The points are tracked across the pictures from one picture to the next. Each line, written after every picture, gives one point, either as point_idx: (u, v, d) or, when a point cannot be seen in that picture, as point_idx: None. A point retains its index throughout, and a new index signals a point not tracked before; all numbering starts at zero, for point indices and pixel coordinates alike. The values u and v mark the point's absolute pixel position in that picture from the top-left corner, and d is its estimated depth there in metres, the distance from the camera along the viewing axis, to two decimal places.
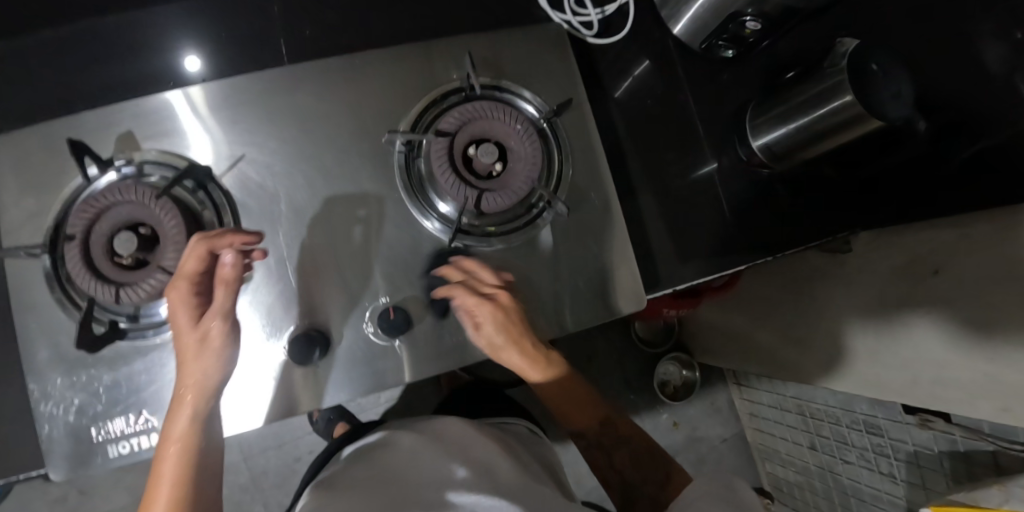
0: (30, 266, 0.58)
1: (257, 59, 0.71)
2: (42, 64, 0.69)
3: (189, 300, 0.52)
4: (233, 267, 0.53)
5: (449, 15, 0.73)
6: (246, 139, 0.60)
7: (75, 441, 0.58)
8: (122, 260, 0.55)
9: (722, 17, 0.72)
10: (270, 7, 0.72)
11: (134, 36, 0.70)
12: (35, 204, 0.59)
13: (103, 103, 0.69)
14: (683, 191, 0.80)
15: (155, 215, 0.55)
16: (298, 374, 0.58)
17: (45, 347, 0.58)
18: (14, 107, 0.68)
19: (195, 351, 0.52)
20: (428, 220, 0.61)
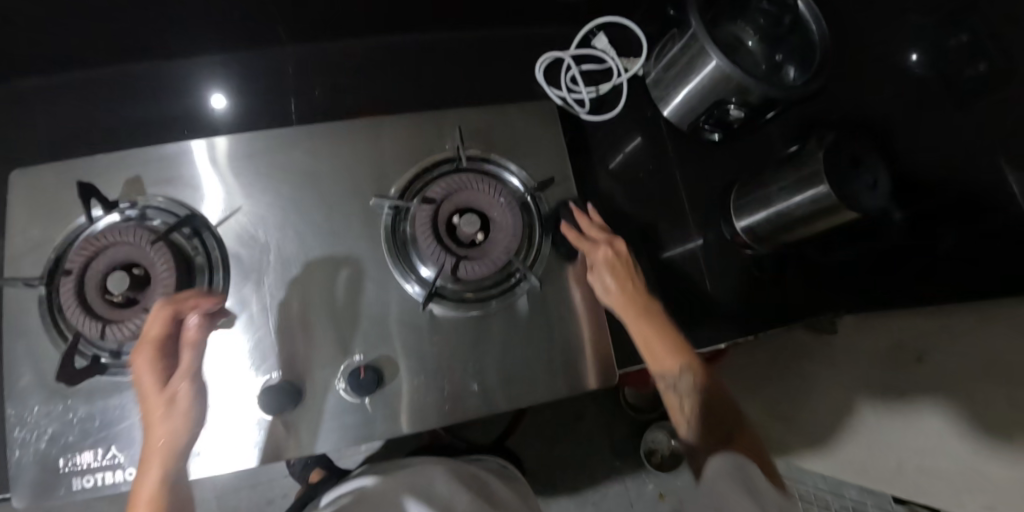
0: (28, 295, 0.61)
1: (268, 115, 0.76)
2: (68, 106, 0.74)
3: (155, 363, 0.54)
4: (198, 329, 0.55)
5: (452, 85, 0.78)
6: (243, 191, 0.63)
7: (42, 469, 0.59)
8: (111, 297, 0.58)
9: (708, 102, 0.76)
10: (287, 68, 0.77)
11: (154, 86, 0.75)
12: (41, 235, 0.62)
13: (118, 144, 0.73)
14: (669, 260, 0.81)
15: (149, 258, 0.58)
16: (273, 419, 0.59)
17: (27, 372, 0.60)
18: (41, 146, 0.73)
19: (162, 412, 0.53)
20: (407, 283, 0.63)
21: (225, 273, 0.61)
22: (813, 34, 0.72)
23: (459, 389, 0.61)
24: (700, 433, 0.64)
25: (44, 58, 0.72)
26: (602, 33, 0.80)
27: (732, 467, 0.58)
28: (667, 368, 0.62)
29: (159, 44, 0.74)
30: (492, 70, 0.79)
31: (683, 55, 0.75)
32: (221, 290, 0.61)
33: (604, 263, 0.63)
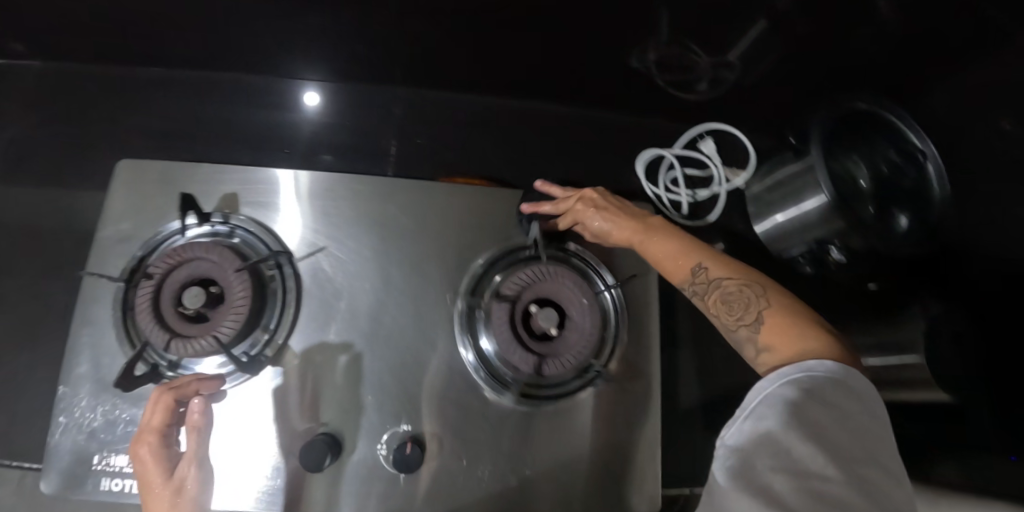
0: (106, 287, 0.62)
1: (369, 152, 0.83)
2: (198, 106, 0.84)
3: (159, 452, 0.51)
4: (202, 411, 0.53)
5: (539, 163, 0.84)
6: (328, 232, 0.64)
7: (76, 461, 0.59)
8: (185, 310, 0.57)
9: (810, 236, 0.73)
10: (394, 111, 0.85)
11: (274, 99, 0.85)
12: (130, 229, 0.63)
13: (231, 150, 0.82)
14: (721, 369, 0.80)
15: (227, 278, 0.58)
16: (290, 455, 0.57)
17: (87, 362, 0.60)
18: (180, 140, 0.82)
19: (170, 504, 0.49)
20: (464, 350, 0.62)
21: (296, 308, 0.61)
22: (934, 198, 0.67)
23: (499, 475, 0.59)
24: (749, 346, 0.51)
25: (204, 61, 0.83)
26: (709, 138, 0.79)
27: (785, 390, 0.42)
28: (680, 275, 0.57)
29: (288, 67, 0.82)
30: (579, 154, 0.85)
31: (792, 177, 0.72)
32: (288, 327, 0.60)
33: (580, 209, 0.64)
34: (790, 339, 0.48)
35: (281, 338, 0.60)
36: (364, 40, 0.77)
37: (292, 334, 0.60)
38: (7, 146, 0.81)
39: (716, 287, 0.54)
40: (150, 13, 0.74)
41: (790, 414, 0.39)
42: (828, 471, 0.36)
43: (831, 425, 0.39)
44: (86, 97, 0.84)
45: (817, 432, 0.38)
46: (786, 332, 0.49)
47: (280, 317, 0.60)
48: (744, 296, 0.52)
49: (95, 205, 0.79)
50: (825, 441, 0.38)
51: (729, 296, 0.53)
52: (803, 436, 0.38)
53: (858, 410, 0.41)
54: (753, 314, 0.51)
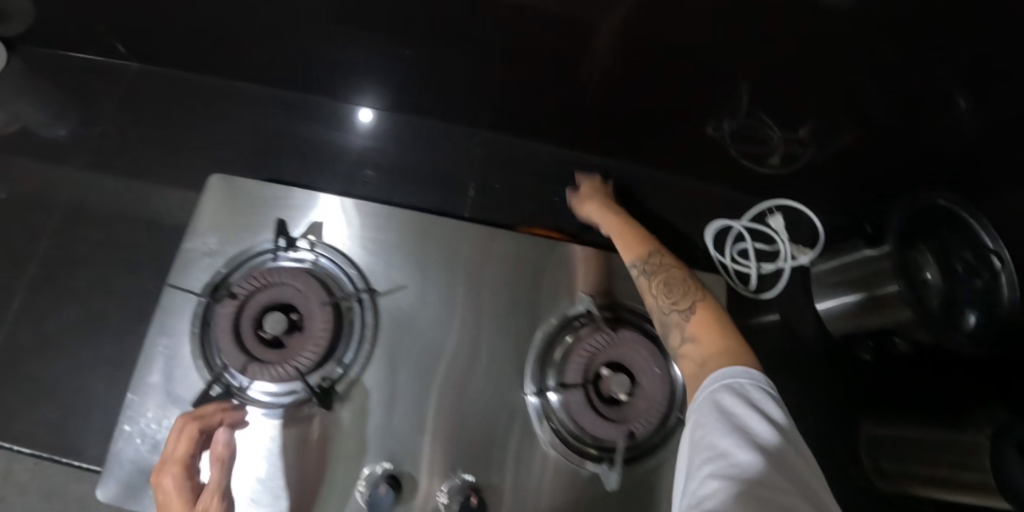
0: (186, 300, 0.61)
1: (448, 189, 0.85)
2: (291, 124, 0.88)
3: (181, 485, 0.49)
4: (227, 442, 0.52)
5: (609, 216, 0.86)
6: (412, 272, 0.65)
7: (138, 472, 0.56)
8: (267, 336, 0.57)
9: (873, 326, 0.74)
10: (476, 151, 0.88)
11: (364, 127, 0.89)
12: (215, 244, 0.63)
13: (317, 170, 0.85)
14: None
15: (313, 309, 0.58)
16: (344, 490, 0.55)
17: (159, 374, 0.58)
18: (270, 154, 0.86)
19: None
20: (529, 392, 0.61)
21: (372, 348, 0.60)
22: (1005, 300, 0.65)
23: None
24: (674, 331, 0.53)
25: (301, 82, 0.88)
26: (777, 214, 0.80)
27: (730, 402, 0.42)
28: (637, 256, 0.62)
29: (384, 98, 0.88)
30: (650, 211, 0.86)
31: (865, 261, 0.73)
32: (363, 361, 0.60)
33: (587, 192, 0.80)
34: (713, 332, 0.50)
35: (354, 372, 0.59)
36: (456, 79, 0.81)
37: (365, 369, 0.60)
38: (102, 142, 0.85)
39: (665, 272, 0.58)
40: (269, 34, 0.79)
41: (736, 429, 0.39)
42: (776, 486, 0.35)
43: (772, 442, 0.39)
44: (181, 103, 0.88)
45: (759, 450, 0.38)
46: (712, 329, 0.51)
47: (355, 353, 0.60)
48: (684, 286, 0.56)
49: (178, 207, 0.81)
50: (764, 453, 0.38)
51: (670, 283, 0.57)
52: (749, 455, 0.37)
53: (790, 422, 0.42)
54: (687, 303, 0.54)
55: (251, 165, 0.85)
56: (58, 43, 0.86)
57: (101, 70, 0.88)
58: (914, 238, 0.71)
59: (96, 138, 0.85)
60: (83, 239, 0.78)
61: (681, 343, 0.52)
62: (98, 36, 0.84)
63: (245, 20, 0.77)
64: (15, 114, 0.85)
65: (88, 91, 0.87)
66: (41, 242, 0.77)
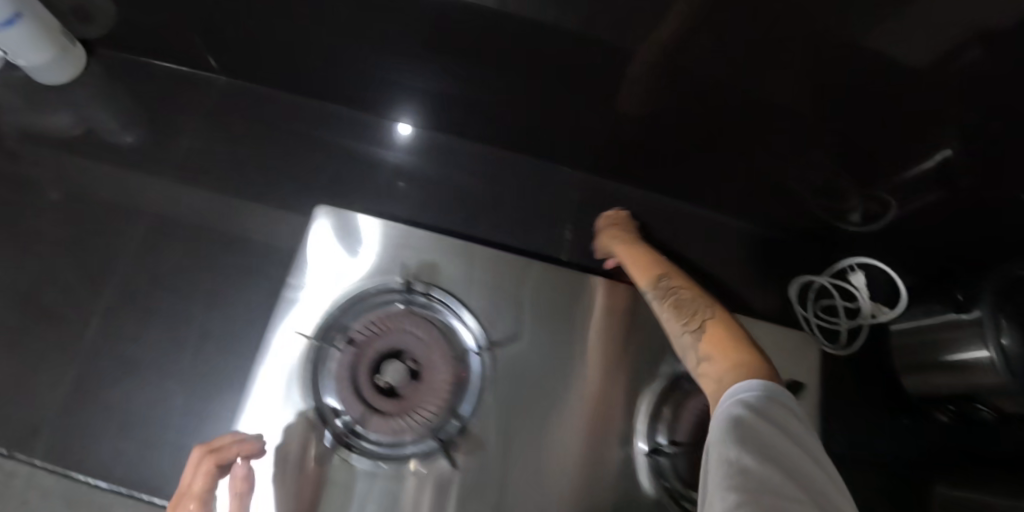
0: (291, 341, 0.56)
1: (542, 228, 0.87)
2: (381, 151, 0.86)
3: None
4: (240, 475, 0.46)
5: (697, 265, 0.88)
6: (525, 322, 0.61)
7: None
8: (383, 385, 0.54)
9: (959, 389, 0.71)
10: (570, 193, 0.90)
11: (456, 158, 0.89)
12: (326, 283, 0.59)
13: (412, 200, 0.84)
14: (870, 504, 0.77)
15: (431, 356, 0.55)
16: None
17: (269, 426, 0.53)
18: (360, 179, 0.83)
19: None
20: (641, 444, 0.58)
21: (490, 402, 0.57)
22: None
23: None
24: (690, 352, 0.53)
25: (398, 107, 0.85)
26: (859, 271, 0.80)
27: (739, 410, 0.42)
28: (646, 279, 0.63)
29: (479, 132, 0.87)
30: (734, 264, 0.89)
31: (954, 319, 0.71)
32: (480, 412, 0.56)
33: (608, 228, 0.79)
34: (728, 349, 0.50)
35: (470, 423, 0.56)
36: (559, 119, 0.80)
37: (481, 420, 0.56)
38: (186, 155, 0.80)
39: (673, 291, 0.59)
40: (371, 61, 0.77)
41: (740, 436, 0.39)
42: (778, 488, 0.36)
43: (777, 447, 0.39)
44: (271, 120, 0.84)
45: (761, 455, 0.38)
46: (726, 346, 0.51)
47: (474, 404, 0.56)
48: (696, 307, 0.56)
49: (265, 231, 0.76)
50: (776, 458, 0.38)
51: (685, 304, 0.57)
52: (753, 461, 0.37)
53: (799, 430, 0.42)
54: (698, 322, 0.54)
55: (342, 190, 0.82)
56: (147, 50, 0.82)
57: (187, 80, 0.84)
58: (1004, 309, 0.64)
59: (181, 151, 0.80)
60: (167, 260, 0.72)
61: (698, 364, 0.52)
62: (190, 46, 0.80)
63: (353, 43, 0.74)
64: (87, 118, 0.81)
65: (174, 101, 0.83)
66: (121, 262, 0.72)
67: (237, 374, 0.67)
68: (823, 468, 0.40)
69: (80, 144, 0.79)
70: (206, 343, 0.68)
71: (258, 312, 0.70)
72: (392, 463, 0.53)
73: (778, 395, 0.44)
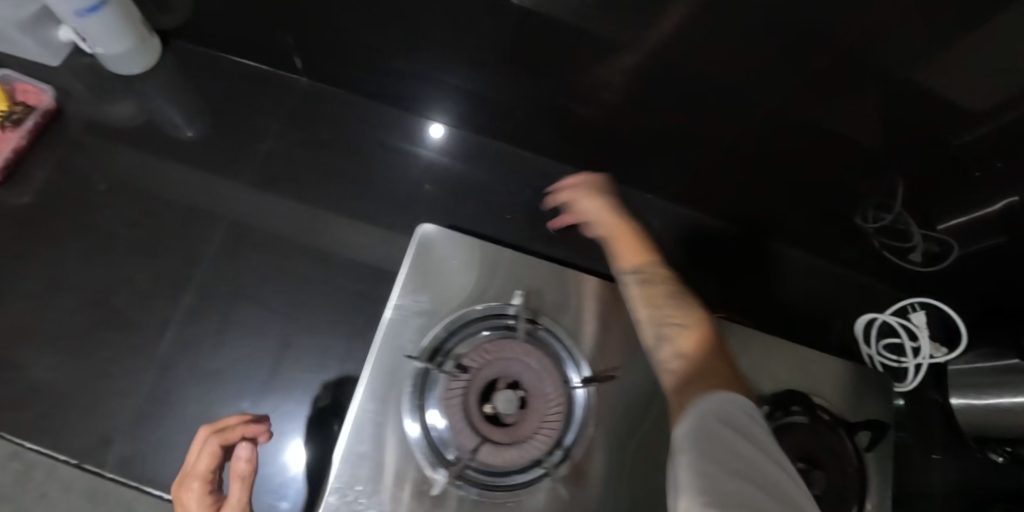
0: (401, 364, 0.55)
1: None
2: (447, 159, 0.87)
3: (199, 502, 0.46)
4: (246, 459, 0.47)
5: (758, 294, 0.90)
6: (628, 352, 0.59)
7: None
8: (490, 411, 0.53)
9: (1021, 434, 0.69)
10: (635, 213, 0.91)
11: (520, 170, 0.89)
12: (428, 303, 0.58)
13: (481, 209, 0.85)
14: None
15: (539, 383, 0.54)
16: None
17: (374, 446, 0.52)
18: (427, 187, 0.84)
19: None
20: None
21: (594, 433, 0.55)
22: None
23: None
24: (666, 355, 0.46)
25: (471, 125, 0.86)
26: (922, 310, 0.80)
27: (700, 418, 0.36)
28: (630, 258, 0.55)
29: (541, 145, 0.87)
30: (795, 294, 0.90)
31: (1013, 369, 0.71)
32: (586, 445, 0.54)
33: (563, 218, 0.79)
34: (706, 356, 0.44)
35: (576, 457, 0.54)
36: (622, 139, 0.81)
37: (587, 454, 0.54)
38: (262, 160, 0.82)
39: (660, 282, 0.52)
40: (428, 67, 0.76)
41: (699, 450, 0.33)
42: (744, 503, 0.29)
43: (729, 445, 0.33)
44: (343, 125, 0.85)
45: (717, 466, 0.31)
46: (704, 353, 0.44)
47: (577, 434, 0.55)
48: (678, 305, 0.49)
49: (341, 245, 0.78)
50: (711, 453, 0.32)
51: (670, 300, 0.50)
52: (703, 469, 0.31)
53: (754, 428, 0.36)
54: (679, 320, 0.48)
55: (414, 204, 0.82)
56: (231, 50, 0.84)
57: (263, 79, 0.85)
58: None
59: (258, 156, 0.82)
60: (249, 266, 0.75)
61: (668, 363, 0.46)
62: (276, 51, 0.81)
63: (429, 56, 0.74)
64: (155, 111, 0.82)
65: (252, 103, 0.84)
66: (205, 264, 0.75)
67: (320, 385, 0.70)
68: (775, 461, 0.33)
69: (159, 139, 0.81)
70: (289, 354, 0.71)
71: (339, 326, 0.73)
72: (498, 493, 0.52)
73: (740, 405, 0.37)
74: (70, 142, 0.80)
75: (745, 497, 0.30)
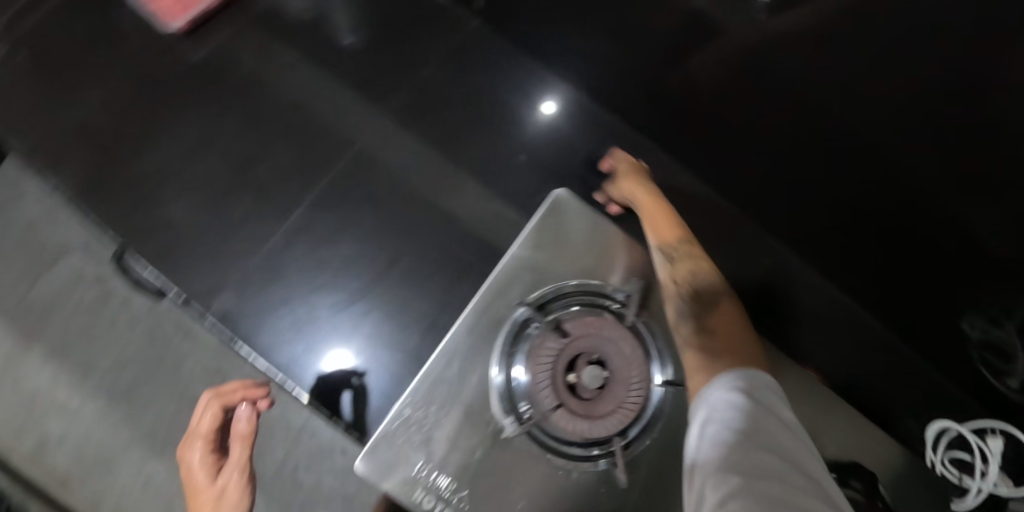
0: (501, 310, 0.58)
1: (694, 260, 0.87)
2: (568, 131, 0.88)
3: (204, 458, 0.64)
4: (247, 422, 0.66)
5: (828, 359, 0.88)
6: None
7: (400, 453, 0.53)
8: (571, 381, 0.54)
9: None
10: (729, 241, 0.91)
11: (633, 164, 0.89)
12: (536, 261, 0.60)
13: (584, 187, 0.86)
14: None
15: (625, 371, 0.55)
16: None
17: (455, 373, 0.55)
18: (542, 150, 0.86)
19: (212, 504, 0.60)
20: None
21: (658, 436, 0.54)
22: None
23: None
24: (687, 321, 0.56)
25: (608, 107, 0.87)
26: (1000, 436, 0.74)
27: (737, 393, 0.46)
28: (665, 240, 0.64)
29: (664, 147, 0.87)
30: None
31: None
32: (649, 444, 0.54)
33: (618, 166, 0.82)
34: (726, 334, 0.55)
35: (636, 453, 0.54)
36: None
37: (647, 453, 0.54)
38: (414, 89, 0.86)
39: (688, 261, 0.61)
40: None
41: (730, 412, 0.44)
42: (757, 456, 0.39)
43: (755, 415, 0.43)
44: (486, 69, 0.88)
45: (742, 422, 0.42)
46: (727, 331, 0.56)
47: (643, 430, 0.54)
48: (710, 284, 0.60)
49: (460, 187, 0.83)
50: (739, 418, 0.43)
51: (695, 277, 0.60)
52: (730, 429, 0.42)
53: (783, 409, 0.45)
54: (704, 298, 0.58)
55: (532, 171, 0.85)
56: None
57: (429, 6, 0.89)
58: None
59: (410, 80, 0.86)
60: (379, 178, 0.81)
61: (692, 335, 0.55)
62: None
63: None
64: (326, 7, 0.87)
65: (422, 30, 0.88)
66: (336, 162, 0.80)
67: (404, 305, 0.74)
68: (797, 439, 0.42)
69: (326, 35, 0.86)
70: (391, 270, 0.75)
71: (436, 260, 0.77)
72: (554, 457, 0.53)
73: (753, 374, 0.49)
74: (251, 16, 0.85)
75: (766, 455, 0.39)
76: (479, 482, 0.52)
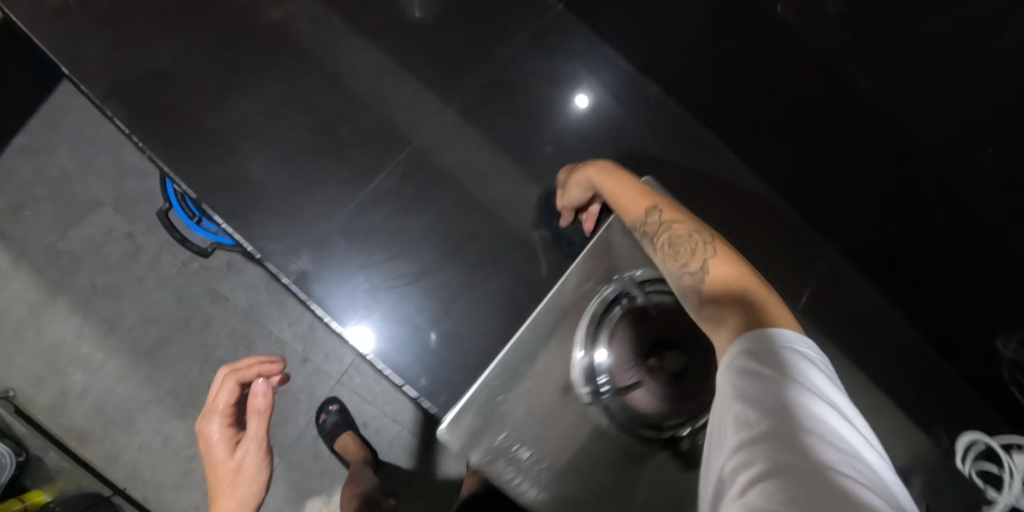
0: (585, 293, 0.61)
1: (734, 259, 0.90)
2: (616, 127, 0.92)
3: (224, 432, 0.67)
4: (262, 396, 0.66)
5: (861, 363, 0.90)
6: None
7: (484, 418, 0.55)
8: (651, 364, 0.58)
9: None
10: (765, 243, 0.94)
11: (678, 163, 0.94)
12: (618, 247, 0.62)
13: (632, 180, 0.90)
14: None
15: (700, 360, 0.58)
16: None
17: (541, 348, 0.58)
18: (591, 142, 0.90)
19: (231, 477, 0.64)
20: None
21: None
22: None
23: None
24: (691, 297, 0.48)
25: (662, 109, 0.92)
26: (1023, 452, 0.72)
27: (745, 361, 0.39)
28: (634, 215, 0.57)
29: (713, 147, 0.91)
30: None
31: None
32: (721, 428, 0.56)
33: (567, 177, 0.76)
34: (731, 286, 0.46)
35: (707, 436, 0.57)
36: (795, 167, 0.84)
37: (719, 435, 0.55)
38: (491, 71, 0.90)
39: (667, 229, 0.54)
40: None
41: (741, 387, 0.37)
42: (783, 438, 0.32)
43: (765, 381, 0.36)
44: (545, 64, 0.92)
45: (754, 396, 0.35)
46: (729, 282, 0.46)
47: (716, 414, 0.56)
48: (691, 243, 0.51)
49: (529, 169, 0.87)
50: (753, 393, 0.36)
51: (682, 243, 0.52)
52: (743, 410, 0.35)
53: (798, 359, 0.38)
54: (697, 259, 0.50)
55: (597, 158, 0.90)
56: None
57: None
58: None
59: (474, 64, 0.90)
60: (450, 153, 0.84)
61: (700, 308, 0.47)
62: None
63: None
64: None
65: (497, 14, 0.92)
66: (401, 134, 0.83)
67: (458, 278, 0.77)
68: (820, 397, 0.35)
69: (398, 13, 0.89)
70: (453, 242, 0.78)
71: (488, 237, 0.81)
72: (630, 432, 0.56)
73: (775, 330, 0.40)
74: None
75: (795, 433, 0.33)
76: (556, 452, 0.55)
